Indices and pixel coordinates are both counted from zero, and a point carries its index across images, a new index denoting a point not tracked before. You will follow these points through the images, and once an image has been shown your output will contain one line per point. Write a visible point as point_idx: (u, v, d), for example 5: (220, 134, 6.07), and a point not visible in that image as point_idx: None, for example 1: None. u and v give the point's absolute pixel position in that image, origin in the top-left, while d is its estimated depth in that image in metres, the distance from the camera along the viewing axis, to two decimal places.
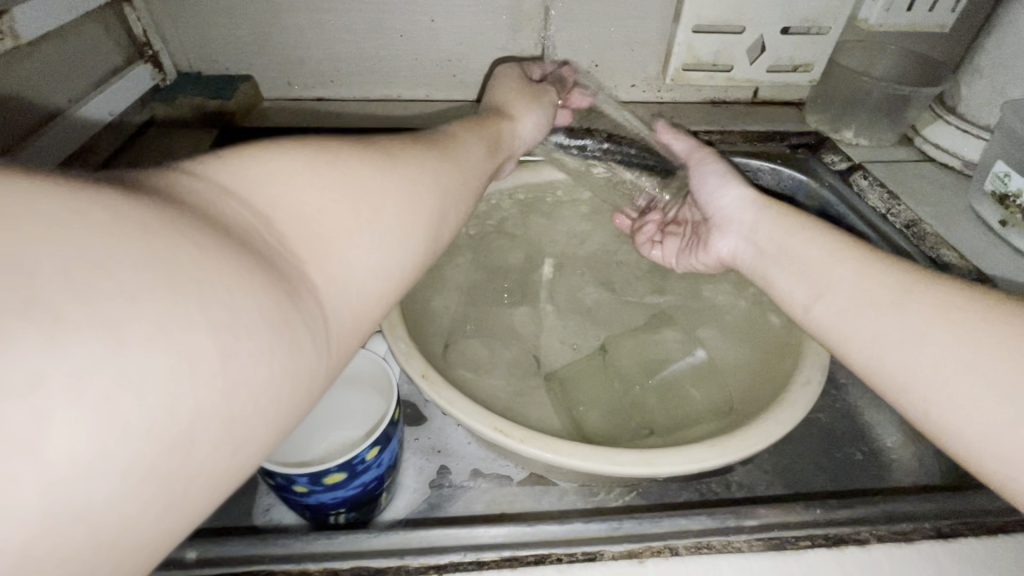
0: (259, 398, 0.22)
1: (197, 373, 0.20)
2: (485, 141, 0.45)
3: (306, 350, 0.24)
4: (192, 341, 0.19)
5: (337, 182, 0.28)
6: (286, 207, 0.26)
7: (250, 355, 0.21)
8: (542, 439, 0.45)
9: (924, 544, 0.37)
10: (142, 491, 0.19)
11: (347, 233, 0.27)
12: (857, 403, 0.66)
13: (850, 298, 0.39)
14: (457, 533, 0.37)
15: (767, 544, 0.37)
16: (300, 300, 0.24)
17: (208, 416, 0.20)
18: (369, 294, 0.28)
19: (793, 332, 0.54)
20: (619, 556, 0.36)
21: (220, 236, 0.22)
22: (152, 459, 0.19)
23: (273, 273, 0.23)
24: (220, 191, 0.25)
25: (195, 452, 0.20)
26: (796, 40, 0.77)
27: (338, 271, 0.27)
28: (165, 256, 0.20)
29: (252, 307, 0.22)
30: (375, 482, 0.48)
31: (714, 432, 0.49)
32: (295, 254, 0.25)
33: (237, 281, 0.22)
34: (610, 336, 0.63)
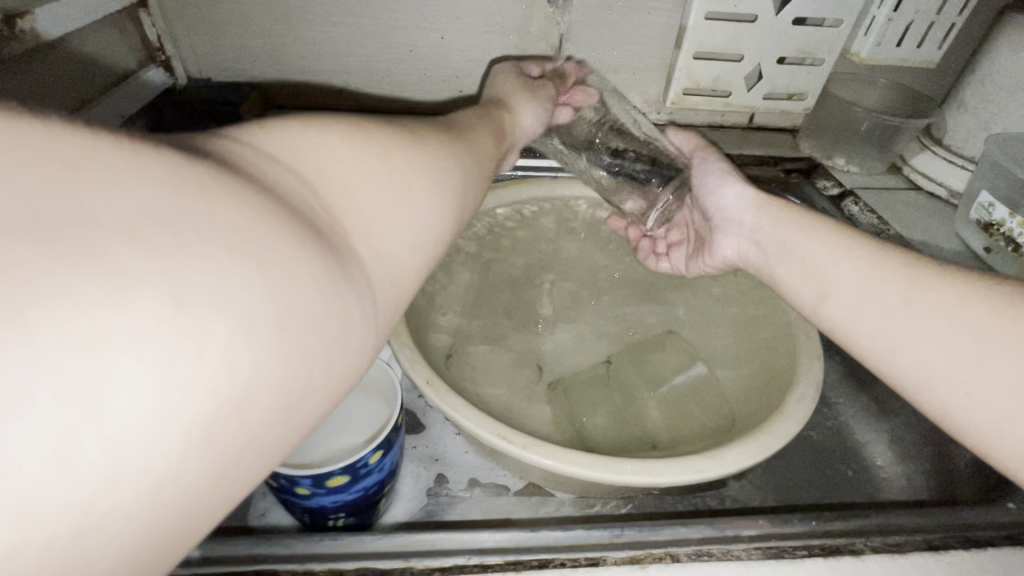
0: (310, 363, 0.21)
1: (254, 342, 0.19)
2: (494, 127, 0.47)
3: (352, 317, 0.24)
4: (248, 303, 0.19)
5: (372, 156, 0.28)
6: (328, 176, 0.26)
7: (302, 325, 0.21)
8: (545, 446, 0.46)
9: (915, 555, 0.39)
10: (201, 462, 0.18)
11: (386, 204, 0.27)
12: (848, 422, 0.68)
13: (851, 312, 0.41)
14: (460, 537, 0.38)
15: (765, 553, 0.38)
16: (349, 272, 0.24)
17: (262, 381, 0.20)
18: (407, 269, 0.28)
19: (786, 348, 0.55)
20: (622, 561, 0.37)
21: (272, 200, 0.22)
22: (212, 429, 0.18)
23: (324, 244, 0.23)
24: (265, 157, 0.24)
25: (249, 418, 0.19)
26: (791, 69, 0.80)
27: (379, 243, 0.26)
28: (220, 215, 0.20)
29: (303, 268, 0.21)
30: (376, 486, 0.48)
31: (711, 444, 0.50)
32: (343, 227, 0.25)
33: (290, 244, 0.21)
34: (615, 352, 0.66)
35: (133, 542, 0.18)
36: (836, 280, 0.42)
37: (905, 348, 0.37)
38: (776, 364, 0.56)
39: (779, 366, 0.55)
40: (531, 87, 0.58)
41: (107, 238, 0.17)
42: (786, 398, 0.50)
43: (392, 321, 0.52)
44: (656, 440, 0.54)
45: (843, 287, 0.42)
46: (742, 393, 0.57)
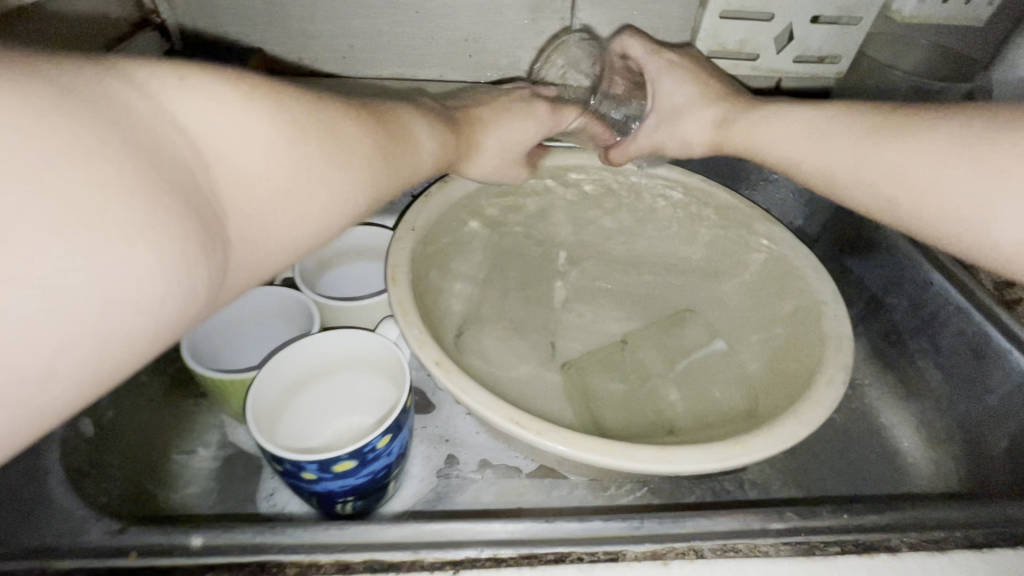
0: (133, 340, 0.23)
1: (68, 311, 0.20)
2: (440, 139, 0.45)
3: (198, 300, 0.25)
4: (70, 278, 0.20)
5: (276, 151, 0.28)
6: (215, 159, 0.26)
7: (132, 307, 0.22)
8: (559, 431, 0.43)
9: (958, 553, 0.36)
10: (0, 407, 0.20)
11: (271, 203, 0.29)
12: (874, 405, 0.65)
13: (917, 194, 0.41)
14: (472, 528, 0.36)
15: (795, 549, 0.36)
16: (211, 251, 0.25)
17: (72, 347, 0.21)
18: (271, 259, 0.30)
19: (812, 328, 0.53)
20: (643, 556, 0.35)
21: (146, 177, 0.22)
22: (11, 379, 0.20)
23: (189, 227, 0.24)
24: (155, 112, 0.24)
25: (57, 373, 0.21)
26: (825, 30, 0.74)
27: (252, 233, 0.28)
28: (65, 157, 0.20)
29: (143, 222, 0.22)
30: (384, 471, 0.47)
31: (735, 431, 0.47)
32: (219, 210, 0.26)
33: (142, 226, 0.22)
34: (632, 331, 0.63)
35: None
36: (889, 156, 0.43)
37: (999, 207, 0.37)
38: (801, 344, 0.53)
39: (805, 346, 0.52)
40: (518, 107, 0.58)
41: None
42: (811, 382, 0.48)
43: (399, 300, 0.49)
44: (673, 424, 0.52)
45: (883, 170, 0.43)
46: (764, 376, 0.54)
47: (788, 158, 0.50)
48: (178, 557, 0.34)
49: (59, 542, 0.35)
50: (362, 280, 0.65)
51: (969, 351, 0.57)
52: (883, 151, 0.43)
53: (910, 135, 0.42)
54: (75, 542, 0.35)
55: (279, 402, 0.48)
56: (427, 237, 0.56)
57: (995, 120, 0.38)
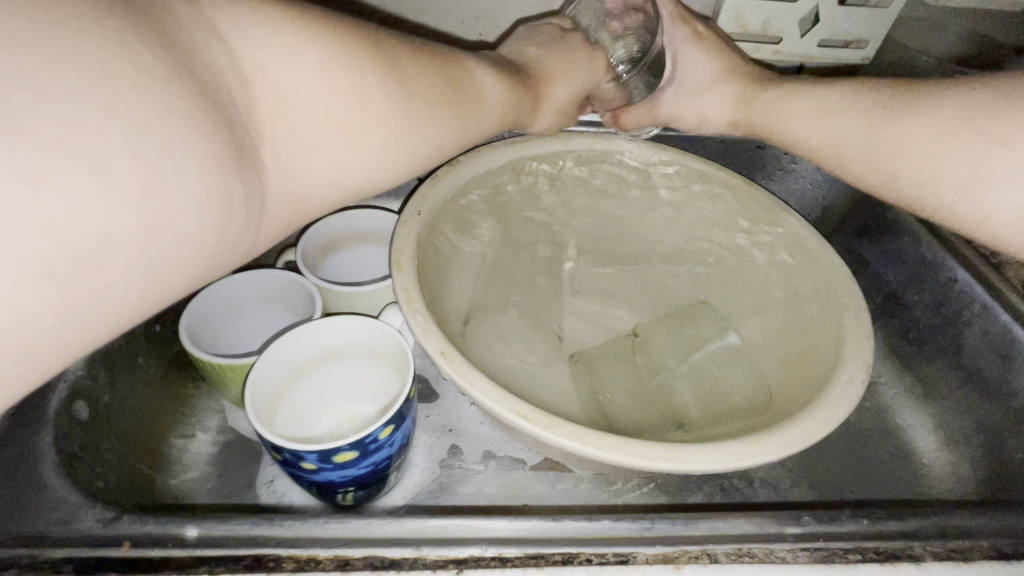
0: (176, 245, 0.25)
1: (123, 205, 0.22)
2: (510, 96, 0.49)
3: (235, 213, 0.27)
4: (122, 173, 0.22)
5: (332, 82, 0.31)
6: (275, 90, 0.29)
7: (179, 205, 0.24)
8: (567, 426, 0.42)
9: (984, 564, 0.34)
10: (53, 298, 0.22)
11: (320, 130, 0.31)
12: (890, 406, 0.63)
13: (909, 162, 0.46)
14: (476, 526, 0.35)
15: (813, 556, 0.34)
16: (246, 171, 0.28)
17: (121, 243, 0.23)
18: (315, 195, 0.33)
19: (831, 323, 0.50)
20: (654, 560, 0.34)
21: (189, 90, 0.25)
22: (66, 267, 0.22)
23: (232, 143, 0.27)
24: (214, 42, 0.27)
25: (109, 266, 0.23)
26: (853, 12, 0.71)
27: (297, 161, 0.31)
28: (117, 82, 0.22)
29: (191, 158, 0.24)
30: (385, 462, 0.45)
31: (750, 428, 0.46)
32: (261, 132, 0.29)
33: (189, 134, 0.24)
34: (643, 323, 0.61)
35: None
36: (894, 126, 0.47)
37: (993, 168, 0.41)
38: (819, 340, 0.51)
39: (824, 341, 0.50)
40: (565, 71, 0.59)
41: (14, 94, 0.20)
42: (829, 379, 0.46)
43: (404, 287, 0.48)
44: (683, 418, 0.51)
45: (891, 144, 0.47)
46: (778, 369, 0.53)
47: (798, 135, 0.54)
48: (173, 549, 0.33)
49: (52, 530, 0.35)
50: (366, 265, 0.63)
51: (994, 352, 0.55)
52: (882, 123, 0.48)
53: (914, 103, 0.47)
54: (68, 530, 0.35)
55: (277, 392, 0.47)
56: (433, 222, 0.54)
57: (997, 92, 0.42)
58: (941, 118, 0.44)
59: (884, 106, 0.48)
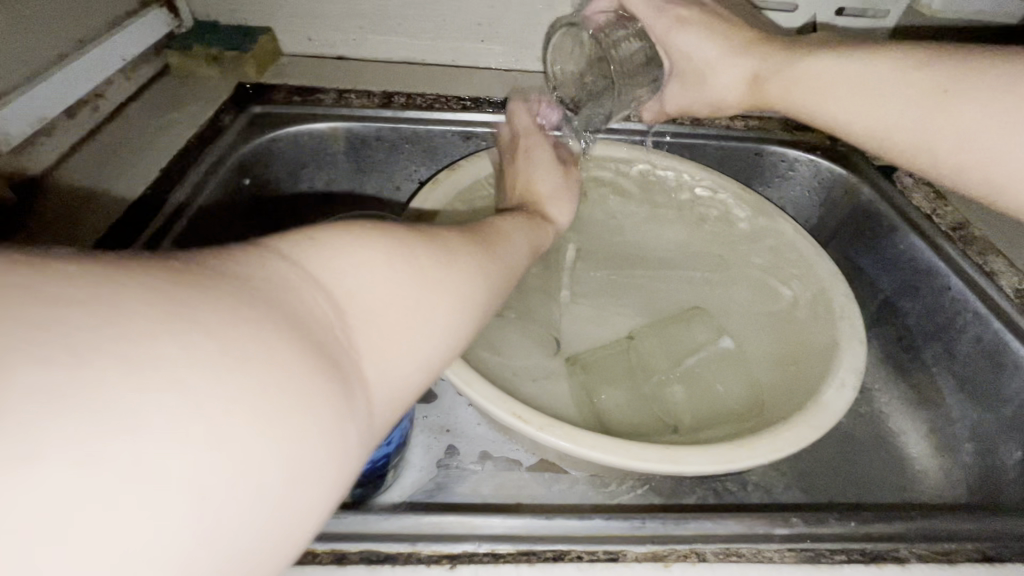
0: (309, 468, 0.21)
1: (255, 452, 0.19)
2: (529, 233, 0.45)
3: (350, 413, 0.23)
4: (249, 411, 0.19)
5: (407, 280, 0.27)
6: (355, 292, 0.25)
7: (307, 447, 0.21)
8: (560, 427, 0.42)
9: (966, 566, 0.35)
10: (192, 564, 0.18)
11: (403, 335, 0.26)
12: (883, 410, 0.64)
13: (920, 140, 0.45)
14: (471, 522, 0.35)
15: (799, 556, 0.35)
16: (352, 390, 0.23)
17: (263, 465, 0.19)
18: (409, 389, 0.27)
19: (823, 328, 0.51)
20: (643, 558, 0.34)
21: (301, 348, 0.22)
22: (198, 526, 0.18)
23: (336, 362, 0.23)
24: (298, 272, 0.24)
25: (243, 534, 0.19)
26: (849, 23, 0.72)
27: (386, 371, 0.25)
28: (219, 330, 0.20)
29: (314, 392, 0.21)
30: (383, 459, 0.46)
31: (743, 432, 0.47)
32: (353, 362, 0.24)
33: (308, 390, 0.21)
34: (639, 326, 0.62)
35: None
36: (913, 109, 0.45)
37: None
38: (813, 345, 0.51)
39: (816, 346, 0.51)
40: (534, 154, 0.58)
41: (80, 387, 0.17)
42: (821, 385, 0.46)
43: None
44: (677, 423, 0.51)
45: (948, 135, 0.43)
46: (772, 373, 0.53)
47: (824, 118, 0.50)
48: None
49: None
50: None
51: (986, 359, 0.55)
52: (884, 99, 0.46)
53: (955, 88, 0.43)
54: None
55: None
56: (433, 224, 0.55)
57: None
58: (971, 111, 0.42)
59: (943, 90, 0.43)
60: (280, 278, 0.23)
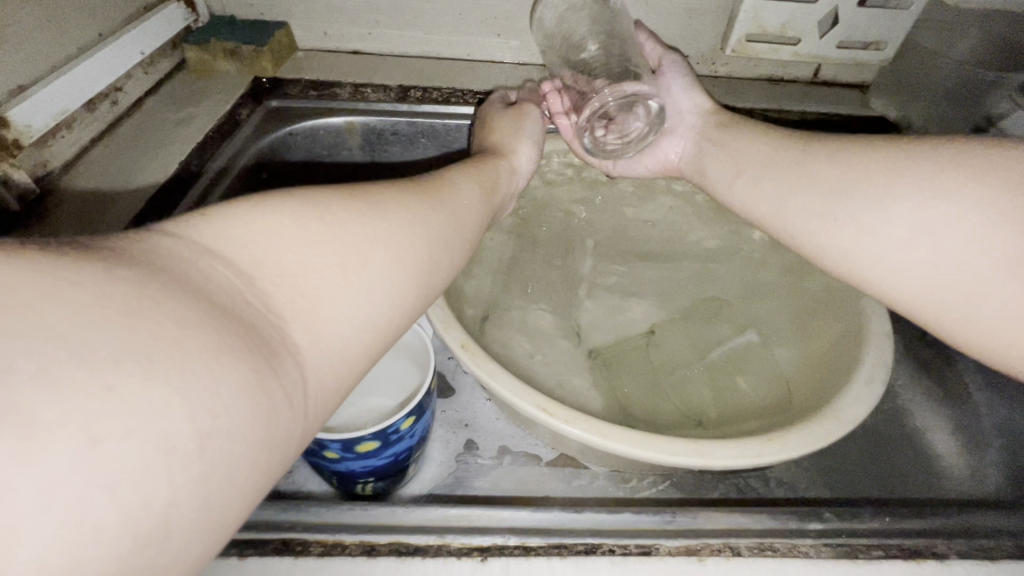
0: (235, 459, 0.20)
1: (166, 451, 0.18)
2: (483, 183, 0.43)
3: (280, 401, 0.22)
4: (154, 403, 0.18)
5: (326, 235, 0.26)
6: (263, 256, 0.24)
7: (228, 438, 0.20)
8: (586, 419, 0.42)
9: (1009, 563, 0.34)
10: (108, 571, 0.17)
11: (336, 289, 0.25)
12: (907, 409, 0.62)
13: (839, 227, 0.41)
14: (499, 515, 0.35)
15: (836, 551, 0.34)
16: (279, 365, 0.22)
17: (177, 459, 0.18)
18: (354, 353, 0.25)
19: (852, 321, 0.50)
20: (677, 552, 0.34)
21: (211, 323, 0.20)
22: (107, 528, 0.17)
23: (256, 340, 0.21)
24: (198, 250, 0.23)
25: (166, 533, 0.18)
26: (872, 14, 0.71)
27: (321, 326, 0.24)
28: (119, 326, 0.18)
29: (230, 377, 0.20)
30: (405, 453, 0.46)
31: (772, 425, 0.46)
32: (276, 322, 0.23)
33: (220, 370, 0.20)
34: (660, 319, 0.61)
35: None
36: (874, 192, 0.39)
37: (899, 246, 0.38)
38: (841, 340, 0.50)
39: (844, 338, 0.50)
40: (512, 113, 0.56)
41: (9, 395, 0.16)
42: (850, 379, 0.45)
43: None
44: (701, 417, 0.51)
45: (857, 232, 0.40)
46: (796, 367, 0.52)
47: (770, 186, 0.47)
48: None
49: None
50: None
51: None
52: (858, 172, 0.41)
53: (954, 184, 0.35)
54: None
55: None
56: None
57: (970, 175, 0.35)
58: (922, 249, 0.37)
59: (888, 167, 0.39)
60: (186, 260, 0.22)
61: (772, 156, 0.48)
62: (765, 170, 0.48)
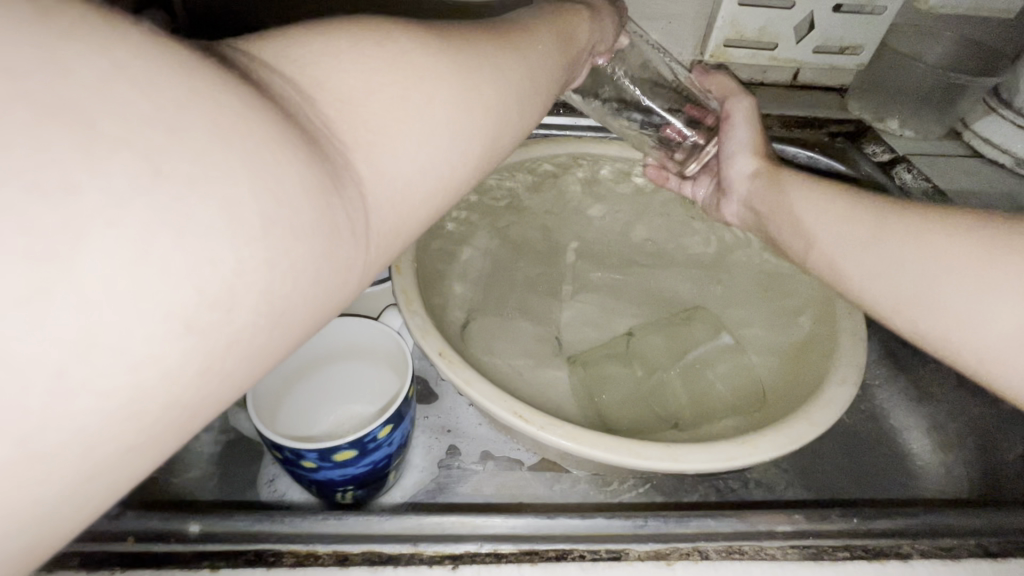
0: (296, 263, 0.19)
1: (231, 229, 0.17)
2: (563, 40, 0.36)
3: (342, 224, 0.21)
4: (220, 174, 0.17)
5: (391, 64, 0.23)
6: (326, 80, 0.21)
7: (292, 231, 0.19)
8: (561, 426, 0.42)
9: (970, 561, 0.35)
10: (179, 350, 0.17)
11: (397, 117, 0.23)
12: (885, 409, 0.63)
13: (925, 306, 0.35)
14: (472, 522, 0.36)
15: (802, 553, 0.35)
16: (342, 186, 0.21)
17: (242, 238, 0.17)
18: (416, 195, 0.24)
19: (826, 325, 0.51)
20: (646, 556, 0.34)
21: (274, 117, 0.19)
22: (173, 296, 0.16)
23: (320, 155, 0.20)
24: (260, 62, 0.21)
25: (229, 312, 0.18)
26: (847, 20, 0.71)
27: (385, 161, 0.22)
28: (180, 94, 0.17)
29: (293, 175, 0.19)
30: (384, 460, 0.46)
31: (747, 428, 0.46)
32: (340, 144, 0.21)
33: (281, 161, 0.18)
34: (639, 323, 0.61)
35: (83, 511, 0.17)
36: (944, 273, 0.34)
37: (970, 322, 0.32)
38: (815, 344, 0.51)
39: (819, 340, 0.51)
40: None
41: (47, 137, 0.14)
42: (822, 381, 0.46)
43: (403, 289, 0.48)
44: (679, 421, 0.51)
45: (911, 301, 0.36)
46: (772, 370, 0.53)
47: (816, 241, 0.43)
48: (174, 544, 0.34)
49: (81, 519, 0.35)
50: None
51: None
52: (900, 240, 0.37)
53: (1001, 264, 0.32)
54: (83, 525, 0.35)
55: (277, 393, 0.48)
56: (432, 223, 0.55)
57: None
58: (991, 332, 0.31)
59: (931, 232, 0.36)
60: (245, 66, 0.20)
61: (844, 214, 0.41)
62: (812, 237, 0.43)
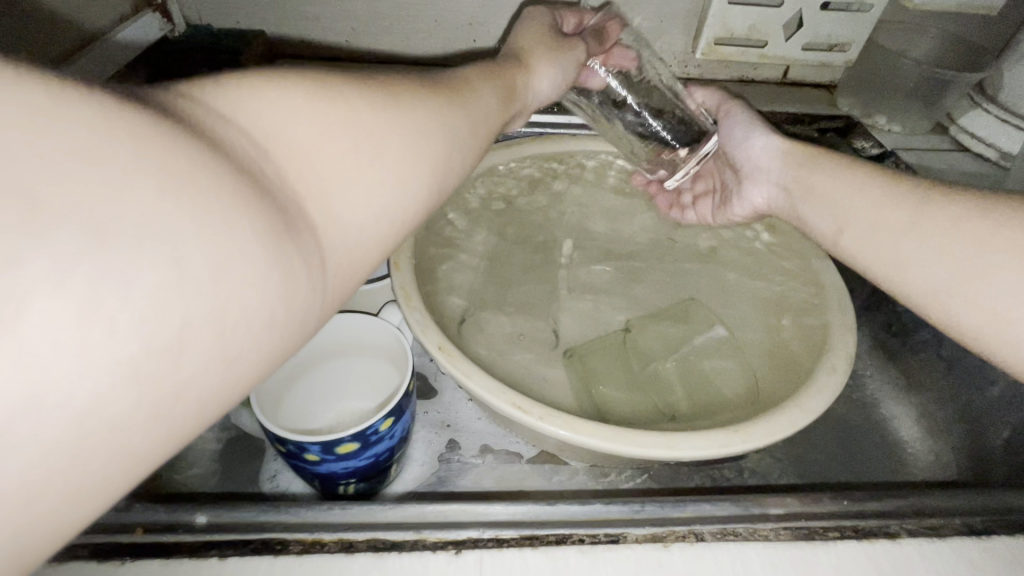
0: (251, 307, 0.20)
1: (183, 280, 0.18)
2: (503, 93, 0.41)
3: (296, 268, 0.22)
4: (174, 225, 0.18)
5: (342, 122, 0.25)
6: (278, 135, 0.23)
7: (246, 277, 0.20)
8: (559, 416, 0.43)
9: (956, 540, 0.36)
10: (130, 398, 0.17)
11: (348, 170, 0.25)
12: (877, 398, 0.65)
13: (959, 304, 0.34)
14: (473, 510, 0.37)
15: (794, 534, 0.36)
16: (296, 231, 0.22)
17: (195, 288, 0.18)
18: (367, 239, 0.26)
19: (817, 315, 0.52)
20: (644, 539, 0.35)
21: (226, 171, 0.20)
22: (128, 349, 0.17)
23: (273, 202, 0.21)
24: (215, 116, 0.22)
25: (184, 356, 0.18)
26: (834, 17, 0.73)
27: (336, 210, 0.24)
28: (134, 152, 0.18)
29: (246, 223, 0.20)
30: (386, 454, 0.47)
31: (742, 417, 0.47)
32: (294, 194, 0.23)
33: (233, 209, 0.19)
34: (634, 317, 0.62)
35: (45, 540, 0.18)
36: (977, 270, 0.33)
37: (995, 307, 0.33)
38: (807, 334, 0.52)
39: (810, 330, 0.52)
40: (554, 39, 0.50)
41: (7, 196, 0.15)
42: (814, 371, 0.47)
43: (402, 285, 0.49)
44: (674, 411, 0.52)
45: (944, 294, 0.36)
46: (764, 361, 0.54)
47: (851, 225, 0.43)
48: (181, 534, 0.35)
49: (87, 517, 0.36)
50: None
51: None
52: (941, 231, 0.36)
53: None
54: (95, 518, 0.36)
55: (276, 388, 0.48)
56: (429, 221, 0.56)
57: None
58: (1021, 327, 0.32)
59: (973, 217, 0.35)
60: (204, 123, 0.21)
61: (878, 212, 0.40)
62: (846, 221, 0.43)
